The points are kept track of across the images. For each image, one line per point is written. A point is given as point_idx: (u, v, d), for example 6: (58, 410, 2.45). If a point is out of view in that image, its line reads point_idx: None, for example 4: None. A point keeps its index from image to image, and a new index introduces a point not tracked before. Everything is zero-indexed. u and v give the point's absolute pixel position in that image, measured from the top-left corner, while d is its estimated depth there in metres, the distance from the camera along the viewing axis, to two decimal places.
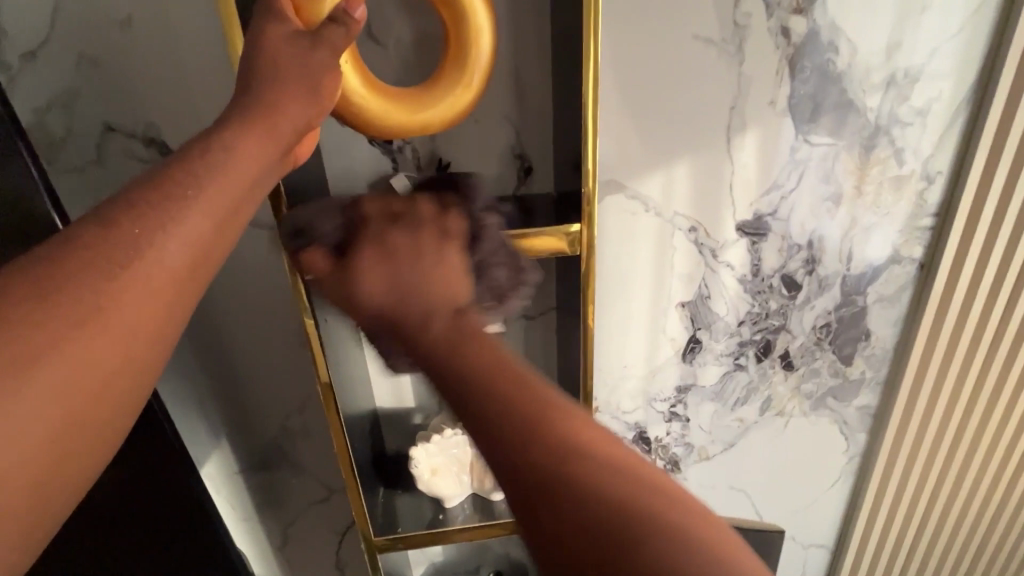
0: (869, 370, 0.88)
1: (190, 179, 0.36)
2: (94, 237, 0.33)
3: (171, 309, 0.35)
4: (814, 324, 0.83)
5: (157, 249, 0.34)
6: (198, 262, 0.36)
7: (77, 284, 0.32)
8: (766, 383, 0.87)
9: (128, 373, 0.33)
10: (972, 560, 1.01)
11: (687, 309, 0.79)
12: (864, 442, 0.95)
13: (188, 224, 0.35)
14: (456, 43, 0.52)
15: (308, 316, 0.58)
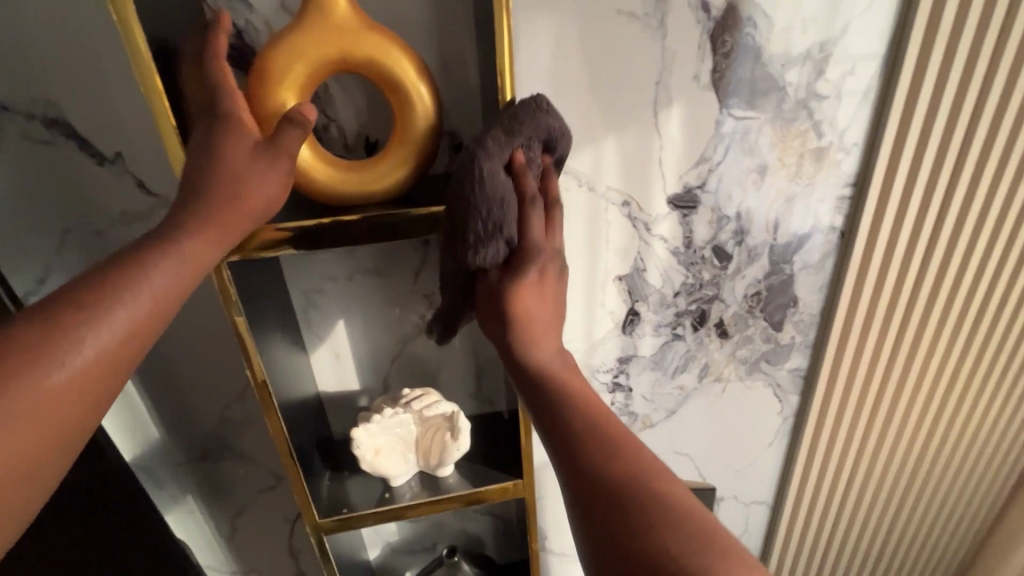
0: (798, 334, 0.93)
1: (132, 272, 0.42)
2: (39, 327, 0.39)
3: (103, 384, 0.41)
4: (745, 292, 0.86)
5: (87, 348, 0.40)
6: (135, 343, 0.42)
7: (18, 368, 0.37)
8: (703, 351, 0.91)
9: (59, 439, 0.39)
10: (895, 504, 1.10)
11: (624, 283, 0.81)
12: (796, 402, 1.01)
13: (126, 312, 0.41)
14: (402, 120, 0.54)
15: (234, 304, 0.56)
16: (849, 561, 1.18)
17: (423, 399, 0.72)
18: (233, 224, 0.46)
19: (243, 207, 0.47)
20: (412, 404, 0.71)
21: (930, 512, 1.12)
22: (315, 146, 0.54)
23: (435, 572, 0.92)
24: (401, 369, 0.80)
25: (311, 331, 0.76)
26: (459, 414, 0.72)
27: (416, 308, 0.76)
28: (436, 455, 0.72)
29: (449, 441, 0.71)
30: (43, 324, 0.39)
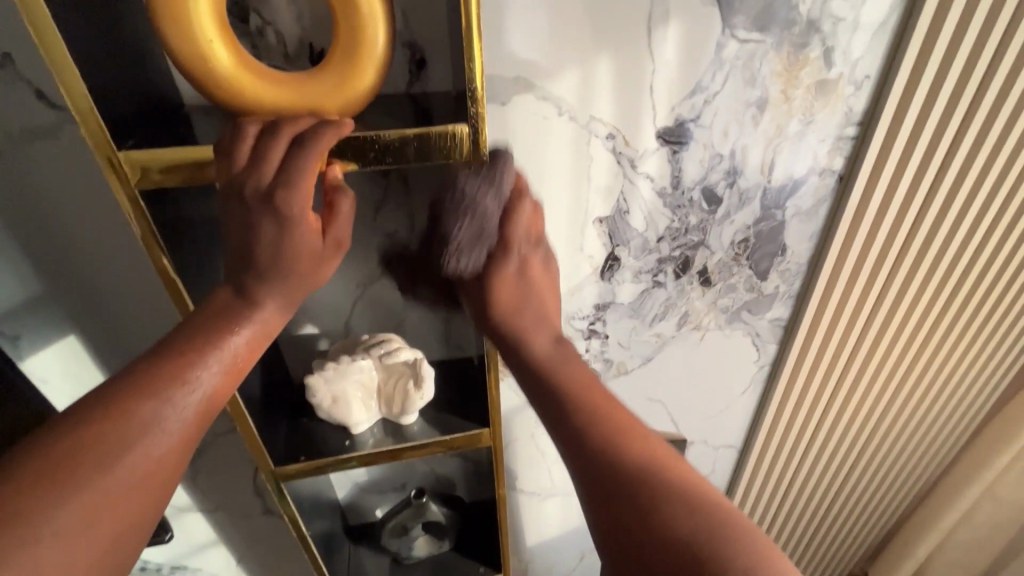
0: (782, 284, 0.89)
1: (227, 319, 0.49)
2: (154, 364, 0.45)
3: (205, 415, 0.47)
4: (732, 239, 0.81)
5: (178, 417, 0.45)
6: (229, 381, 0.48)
7: (139, 401, 0.44)
8: (684, 299, 0.87)
9: (168, 464, 0.45)
10: (854, 445, 1.14)
11: (605, 226, 0.75)
12: (774, 352, 0.99)
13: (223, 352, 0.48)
14: (347, 26, 0.45)
15: (152, 238, 0.49)
16: (806, 496, 1.24)
17: (383, 346, 0.67)
18: (298, 240, 0.47)
19: (307, 251, 0.49)
20: (372, 350, 0.66)
21: (885, 451, 1.17)
22: (237, 51, 0.44)
23: (404, 513, 0.92)
24: (363, 311, 0.75)
25: None
26: (423, 362, 0.67)
27: (377, 247, 0.70)
28: (398, 402, 0.69)
29: (411, 390, 0.67)
30: (155, 364, 0.45)
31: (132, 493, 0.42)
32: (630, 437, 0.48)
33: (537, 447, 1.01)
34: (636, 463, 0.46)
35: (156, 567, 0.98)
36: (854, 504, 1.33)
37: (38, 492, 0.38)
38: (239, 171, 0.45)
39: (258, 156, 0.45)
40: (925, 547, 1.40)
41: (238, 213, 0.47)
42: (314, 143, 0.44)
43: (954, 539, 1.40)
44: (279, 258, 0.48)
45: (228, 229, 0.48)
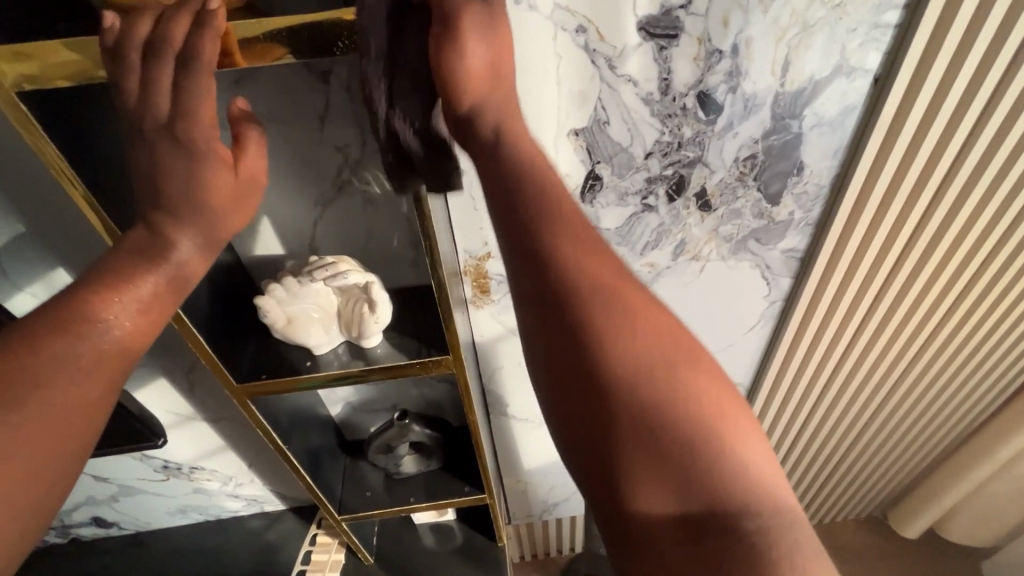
0: (798, 211, 0.79)
1: (132, 267, 0.46)
2: (57, 311, 0.44)
3: (121, 364, 0.46)
4: (736, 155, 0.71)
5: (84, 362, 0.44)
6: (144, 329, 0.47)
7: (44, 349, 0.42)
8: (680, 225, 0.78)
9: (85, 410, 0.44)
10: (876, 387, 1.06)
11: (582, 139, 0.66)
12: (788, 286, 0.90)
13: (133, 298, 0.46)
14: None
15: (48, 151, 0.47)
16: (819, 437, 1.18)
17: (328, 269, 0.65)
18: (215, 175, 0.46)
19: (222, 185, 0.46)
20: (318, 274, 0.64)
21: (914, 395, 1.08)
22: None
23: (388, 432, 0.95)
24: (327, 232, 0.72)
25: None
26: (376, 284, 0.65)
27: (330, 162, 0.65)
28: (355, 326, 0.67)
29: (366, 313, 0.66)
30: (58, 312, 0.44)
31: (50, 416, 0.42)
32: (647, 366, 0.43)
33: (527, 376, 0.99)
34: (627, 354, 0.43)
35: (177, 466, 1.08)
36: (877, 449, 1.25)
37: None
38: (134, 107, 0.43)
39: (148, 87, 0.42)
40: (955, 496, 1.32)
41: (144, 154, 0.45)
42: (197, 59, 0.41)
43: (987, 490, 1.31)
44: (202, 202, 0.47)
45: (139, 177, 0.46)
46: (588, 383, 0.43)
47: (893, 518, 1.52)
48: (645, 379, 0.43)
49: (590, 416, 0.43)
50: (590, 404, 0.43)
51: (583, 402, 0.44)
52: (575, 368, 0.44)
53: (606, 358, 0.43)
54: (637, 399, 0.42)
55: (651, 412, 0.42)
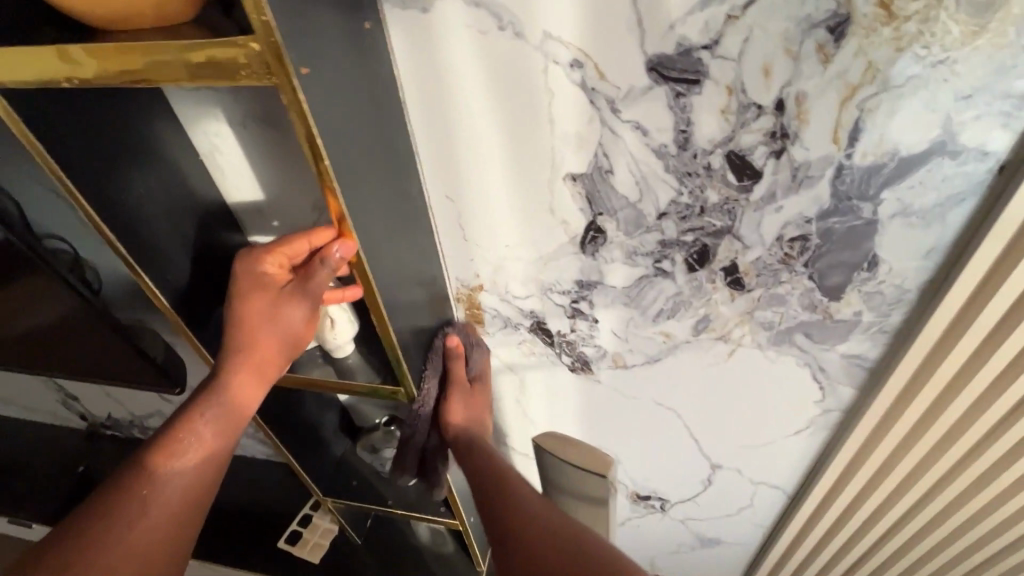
0: (869, 312, 0.61)
1: (205, 396, 0.63)
2: (159, 439, 0.62)
3: (202, 473, 0.62)
4: (779, 234, 0.56)
5: (179, 472, 0.61)
6: (220, 442, 0.63)
7: (149, 471, 0.60)
8: (703, 299, 0.65)
9: (178, 517, 0.61)
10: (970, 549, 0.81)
11: (581, 185, 0.57)
12: (849, 395, 0.71)
13: (205, 422, 0.62)
14: None
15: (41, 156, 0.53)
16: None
17: None
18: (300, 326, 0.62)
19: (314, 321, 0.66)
20: None
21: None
22: None
23: (375, 433, 0.97)
24: None
25: (231, 179, 0.70)
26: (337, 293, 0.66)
27: None
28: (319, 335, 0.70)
29: (326, 327, 0.68)
30: (160, 441, 0.62)
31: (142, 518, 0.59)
32: (565, 526, 0.53)
33: (525, 415, 0.92)
34: (543, 521, 0.55)
35: None
36: None
37: (85, 539, 0.57)
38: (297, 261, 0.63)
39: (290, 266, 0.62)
40: None
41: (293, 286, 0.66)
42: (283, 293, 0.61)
43: None
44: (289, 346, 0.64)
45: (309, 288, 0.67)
46: (505, 528, 0.56)
47: None
48: (557, 529, 0.53)
49: (508, 521, 0.57)
50: (499, 527, 0.57)
51: (505, 522, 0.57)
52: (500, 533, 0.57)
53: (522, 509, 0.57)
54: (534, 535, 0.54)
55: (540, 534, 0.53)
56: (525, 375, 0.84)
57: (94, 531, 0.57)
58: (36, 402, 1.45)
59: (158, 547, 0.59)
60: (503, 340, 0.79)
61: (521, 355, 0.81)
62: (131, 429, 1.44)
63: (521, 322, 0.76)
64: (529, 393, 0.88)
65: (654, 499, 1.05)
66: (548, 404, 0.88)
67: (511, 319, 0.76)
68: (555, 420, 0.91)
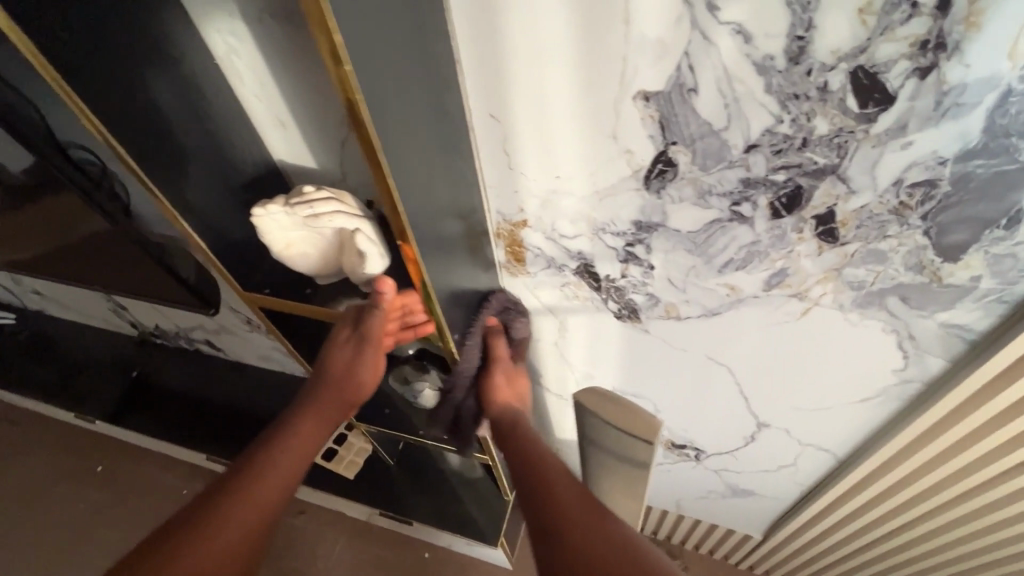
0: (989, 278, 0.50)
1: (309, 397, 0.75)
2: (268, 435, 0.71)
3: (297, 463, 0.69)
4: (899, 177, 0.45)
5: (280, 450, 0.69)
6: (311, 441, 0.72)
7: (253, 457, 0.68)
8: (783, 250, 0.56)
9: (270, 505, 0.64)
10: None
11: (653, 107, 0.47)
12: (937, 367, 0.62)
13: (307, 418, 0.74)
14: None
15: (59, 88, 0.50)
16: (923, 542, 0.91)
17: (314, 207, 0.55)
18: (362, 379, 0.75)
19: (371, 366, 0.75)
20: (299, 209, 0.55)
21: None
22: None
23: (405, 367, 0.92)
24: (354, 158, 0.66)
25: (246, 88, 0.62)
26: (360, 232, 0.56)
27: None
28: (352, 270, 0.62)
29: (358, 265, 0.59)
30: (269, 434, 0.72)
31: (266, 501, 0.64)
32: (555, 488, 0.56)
33: (562, 358, 0.87)
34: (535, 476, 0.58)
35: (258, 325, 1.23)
36: None
37: (189, 522, 0.60)
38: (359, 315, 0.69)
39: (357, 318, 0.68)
40: None
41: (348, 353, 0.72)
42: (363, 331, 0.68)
43: None
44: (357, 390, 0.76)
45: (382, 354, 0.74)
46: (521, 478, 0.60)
47: None
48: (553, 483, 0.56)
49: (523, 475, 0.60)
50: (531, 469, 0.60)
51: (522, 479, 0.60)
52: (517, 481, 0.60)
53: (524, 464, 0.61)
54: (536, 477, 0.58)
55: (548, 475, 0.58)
56: (566, 319, 0.79)
57: (198, 513, 0.61)
58: (88, 311, 1.51)
59: (247, 536, 0.61)
60: (545, 281, 0.73)
61: (563, 298, 0.75)
62: (178, 339, 1.50)
63: (566, 264, 0.69)
64: (568, 338, 0.82)
65: (689, 449, 1.01)
66: (589, 349, 0.83)
67: (554, 259, 0.69)
68: (594, 365, 0.86)
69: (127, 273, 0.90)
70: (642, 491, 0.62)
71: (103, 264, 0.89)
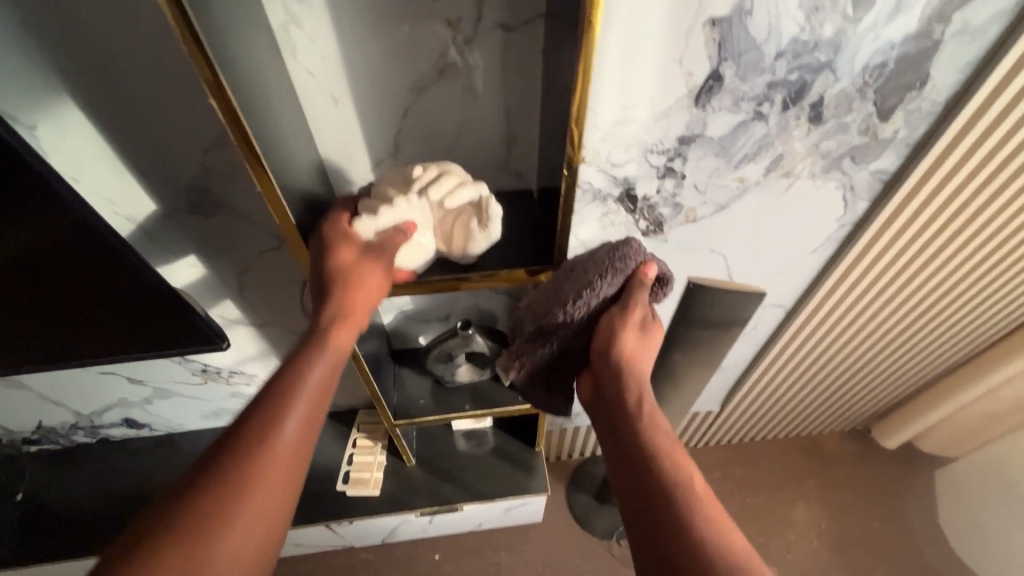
0: (903, 130, 0.75)
1: (287, 384, 0.60)
2: (237, 438, 0.57)
3: (286, 482, 0.57)
4: (868, 62, 0.65)
5: (265, 468, 0.56)
6: (300, 445, 0.59)
7: (226, 475, 0.55)
8: (783, 138, 0.74)
9: (259, 542, 0.54)
10: (909, 314, 1.10)
11: (717, 30, 0.60)
12: (863, 209, 0.88)
13: (292, 413, 0.59)
14: None
15: (202, 68, 0.44)
16: (839, 355, 1.24)
17: (442, 185, 0.62)
18: (343, 260, 0.60)
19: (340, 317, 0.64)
20: (429, 188, 0.62)
21: (938, 321, 1.13)
22: None
23: (450, 341, 0.93)
24: (415, 125, 0.65)
25: (299, 63, 0.57)
26: (489, 199, 0.62)
27: (435, 40, 0.57)
28: (459, 244, 0.65)
29: (477, 229, 0.63)
30: (245, 439, 0.57)
31: (273, 506, 0.55)
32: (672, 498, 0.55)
33: None
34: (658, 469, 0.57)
35: (216, 370, 1.06)
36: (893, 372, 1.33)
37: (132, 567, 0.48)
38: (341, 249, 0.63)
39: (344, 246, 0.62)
40: (945, 409, 1.44)
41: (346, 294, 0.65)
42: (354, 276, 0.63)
43: (968, 410, 1.45)
44: (366, 272, 0.61)
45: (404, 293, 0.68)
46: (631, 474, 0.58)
47: (875, 432, 1.69)
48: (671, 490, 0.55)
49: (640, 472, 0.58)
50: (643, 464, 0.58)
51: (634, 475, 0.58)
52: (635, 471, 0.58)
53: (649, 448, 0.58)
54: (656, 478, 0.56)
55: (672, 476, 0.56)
56: None
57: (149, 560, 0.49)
58: None
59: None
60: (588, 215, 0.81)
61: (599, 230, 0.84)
62: (71, 435, 1.19)
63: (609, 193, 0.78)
64: None
65: None
66: None
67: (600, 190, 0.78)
68: None
69: (89, 326, 0.71)
70: (723, 350, 0.78)
71: (42, 324, 0.69)
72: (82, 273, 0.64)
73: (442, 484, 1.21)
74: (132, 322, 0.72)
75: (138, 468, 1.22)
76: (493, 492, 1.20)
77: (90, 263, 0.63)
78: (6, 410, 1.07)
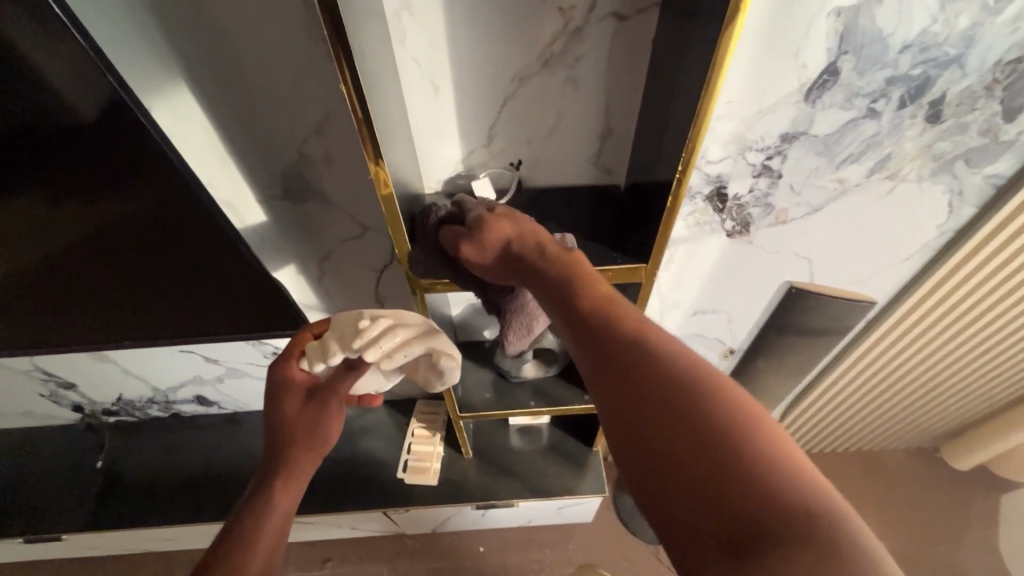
0: None
1: (297, 426, 0.64)
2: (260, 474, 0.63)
3: (295, 492, 0.62)
4: (1000, 58, 0.61)
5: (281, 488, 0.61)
6: (310, 459, 0.64)
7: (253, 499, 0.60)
8: (894, 138, 0.69)
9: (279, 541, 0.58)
10: (1006, 328, 1.03)
11: (841, 20, 0.57)
12: (969, 215, 0.82)
13: (311, 456, 0.64)
14: None
15: (336, 49, 0.45)
16: (921, 369, 1.17)
17: (390, 341, 0.66)
18: (290, 410, 0.65)
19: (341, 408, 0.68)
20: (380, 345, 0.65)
21: None
22: None
23: None
24: (512, 116, 0.64)
25: (407, 52, 0.58)
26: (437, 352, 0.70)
27: (545, 28, 0.56)
28: (420, 378, 0.76)
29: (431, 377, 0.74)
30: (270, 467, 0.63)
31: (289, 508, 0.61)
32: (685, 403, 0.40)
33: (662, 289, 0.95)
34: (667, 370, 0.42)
35: None
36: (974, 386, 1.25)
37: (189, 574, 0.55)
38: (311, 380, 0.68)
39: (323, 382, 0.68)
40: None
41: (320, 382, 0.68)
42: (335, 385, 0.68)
43: None
44: (310, 423, 0.65)
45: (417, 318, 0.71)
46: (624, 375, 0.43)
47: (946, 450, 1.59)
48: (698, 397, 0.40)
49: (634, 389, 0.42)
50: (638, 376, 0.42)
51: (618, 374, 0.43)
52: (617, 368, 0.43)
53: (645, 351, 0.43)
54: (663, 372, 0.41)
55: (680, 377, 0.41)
56: (678, 249, 0.86)
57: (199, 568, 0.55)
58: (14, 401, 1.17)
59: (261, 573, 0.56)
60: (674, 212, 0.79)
61: (683, 229, 0.82)
62: (147, 409, 1.25)
63: (700, 191, 0.76)
64: (674, 267, 0.90)
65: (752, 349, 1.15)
66: (692, 272, 0.91)
67: (691, 189, 0.75)
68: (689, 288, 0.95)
69: (189, 301, 0.74)
70: None
71: (146, 297, 0.73)
72: (189, 249, 0.67)
73: (498, 479, 1.20)
74: (227, 299, 0.75)
75: (207, 444, 1.27)
76: (548, 489, 1.19)
77: (198, 239, 0.65)
78: (92, 382, 1.13)
